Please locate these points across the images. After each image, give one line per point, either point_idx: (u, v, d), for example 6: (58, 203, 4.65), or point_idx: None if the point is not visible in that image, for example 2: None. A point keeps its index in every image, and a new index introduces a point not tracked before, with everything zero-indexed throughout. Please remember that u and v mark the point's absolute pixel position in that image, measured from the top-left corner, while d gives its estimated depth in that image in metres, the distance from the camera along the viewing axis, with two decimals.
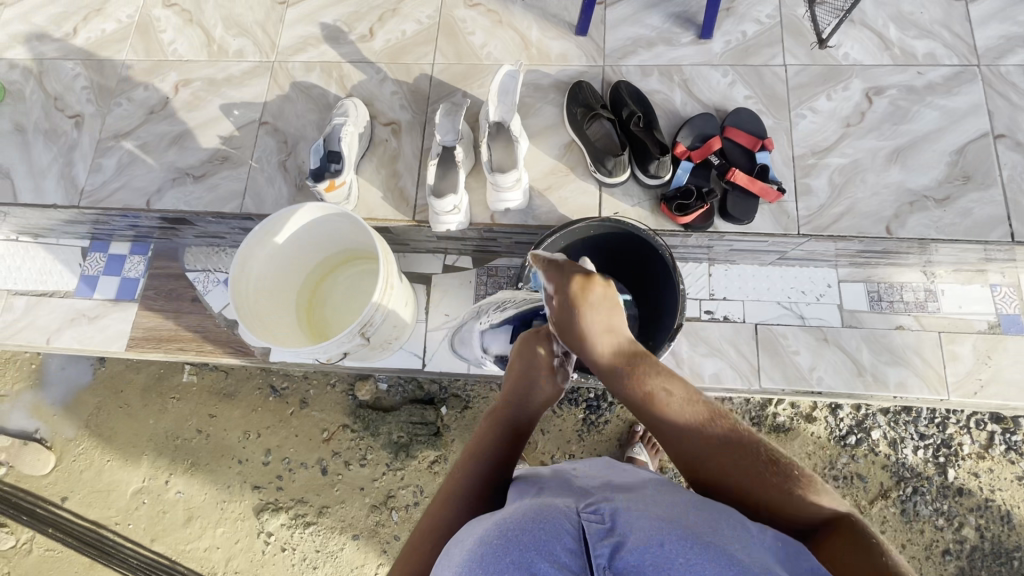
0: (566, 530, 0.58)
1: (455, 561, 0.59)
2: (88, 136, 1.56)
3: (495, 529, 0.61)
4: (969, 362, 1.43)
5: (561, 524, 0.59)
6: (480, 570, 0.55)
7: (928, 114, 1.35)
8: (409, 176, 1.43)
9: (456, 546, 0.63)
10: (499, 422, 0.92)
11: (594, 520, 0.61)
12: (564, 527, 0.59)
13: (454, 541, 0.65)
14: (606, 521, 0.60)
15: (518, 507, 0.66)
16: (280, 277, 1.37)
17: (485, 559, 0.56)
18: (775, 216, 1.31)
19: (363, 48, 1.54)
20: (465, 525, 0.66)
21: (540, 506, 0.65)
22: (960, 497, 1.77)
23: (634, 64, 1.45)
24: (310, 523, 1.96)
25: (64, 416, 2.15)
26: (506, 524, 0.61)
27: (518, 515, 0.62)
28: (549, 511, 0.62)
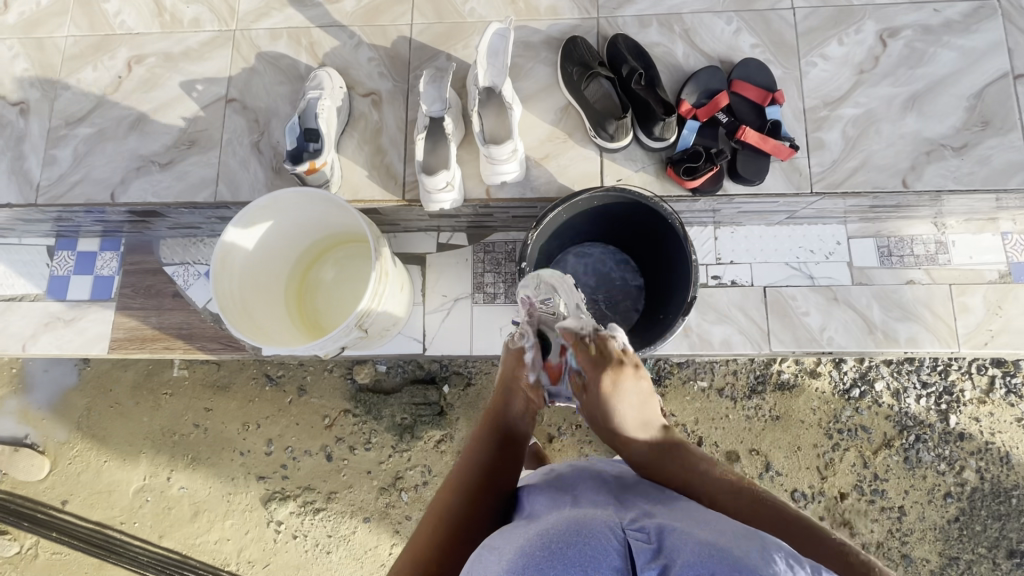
0: (611, 546, 0.57)
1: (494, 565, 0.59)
2: (37, 125, 1.42)
3: (534, 540, 0.60)
4: (980, 313, 1.41)
5: (606, 541, 0.58)
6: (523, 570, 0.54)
7: (945, 55, 1.26)
8: (395, 151, 1.33)
9: (492, 553, 0.63)
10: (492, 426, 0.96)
11: (640, 540, 0.60)
12: (609, 540, 0.59)
13: (488, 547, 0.66)
14: (650, 543, 0.59)
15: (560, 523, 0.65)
16: (266, 268, 1.29)
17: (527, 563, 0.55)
18: (787, 174, 1.24)
19: (333, 10, 1.40)
20: (498, 534, 0.67)
21: (584, 523, 0.64)
22: (961, 441, 1.79)
23: (631, 15, 1.33)
24: (319, 509, 1.95)
25: (54, 419, 2.07)
26: (549, 534, 0.60)
27: (562, 528, 0.61)
28: (592, 528, 0.61)
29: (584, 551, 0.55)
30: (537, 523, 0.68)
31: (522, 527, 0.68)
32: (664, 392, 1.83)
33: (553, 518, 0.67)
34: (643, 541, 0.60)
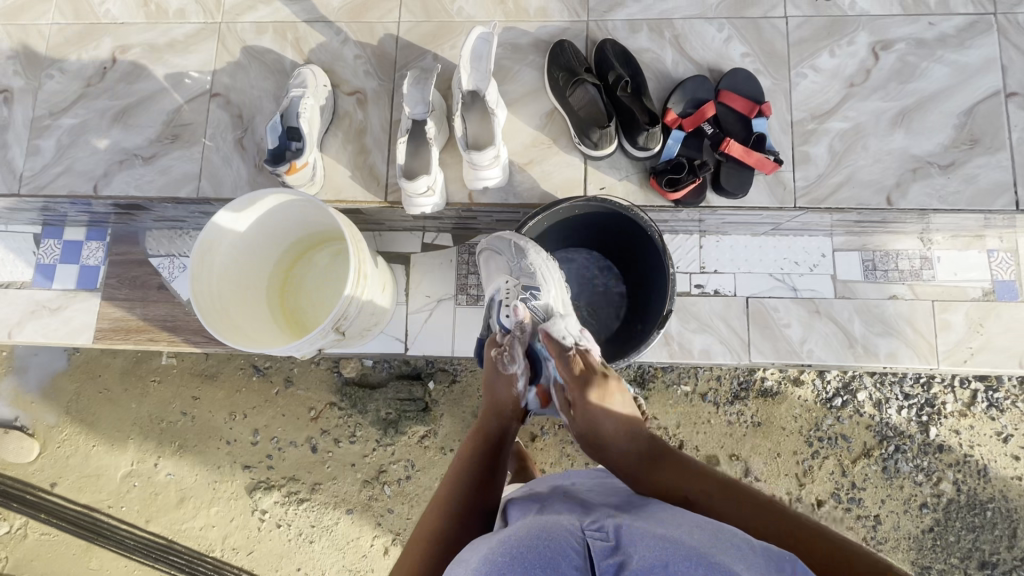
0: (571, 549, 0.62)
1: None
2: (20, 114, 1.41)
3: (500, 549, 0.63)
4: (961, 330, 1.40)
5: (566, 543, 0.63)
6: None
7: (937, 70, 1.25)
8: (379, 152, 1.32)
9: (461, 564, 0.65)
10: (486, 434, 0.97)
11: (598, 541, 0.64)
12: (570, 546, 0.62)
13: (459, 560, 0.67)
14: (609, 540, 0.64)
15: (523, 527, 0.68)
16: (248, 268, 1.29)
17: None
18: (771, 188, 1.23)
19: (320, 5, 1.38)
20: (468, 547, 0.68)
21: (546, 526, 0.68)
22: (940, 453, 1.81)
23: (620, 19, 1.31)
24: (304, 500, 1.98)
25: (43, 403, 2.10)
26: (514, 544, 0.63)
27: (525, 536, 0.64)
28: (555, 531, 0.65)
29: (545, 557, 0.60)
30: (503, 530, 0.70)
31: (489, 537, 0.70)
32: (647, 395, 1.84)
33: (520, 524, 0.70)
34: (603, 539, 0.64)
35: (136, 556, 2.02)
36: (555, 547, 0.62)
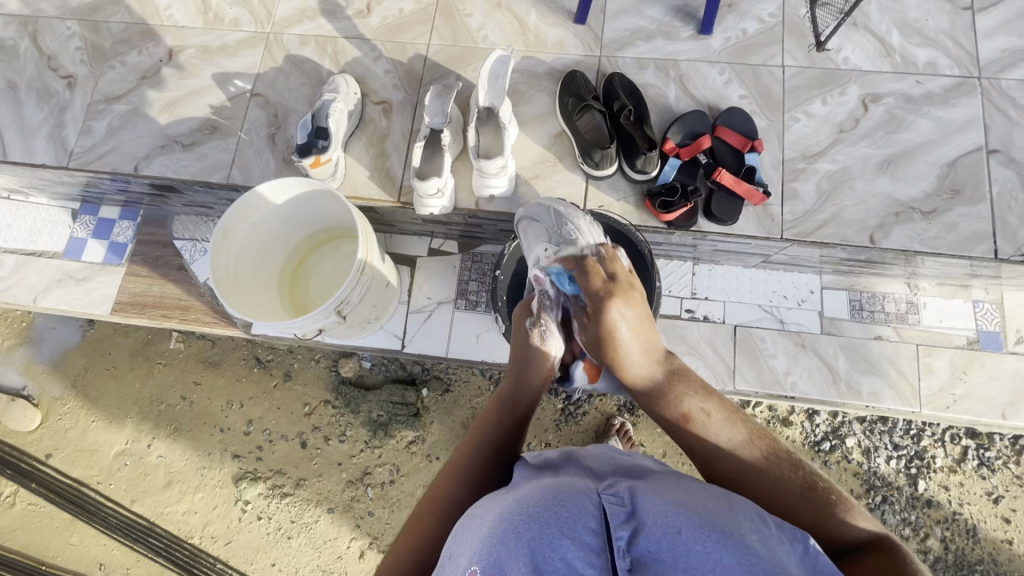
0: (588, 508, 0.62)
1: (473, 535, 0.63)
2: (79, 98, 1.56)
3: (515, 507, 0.64)
4: (945, 376, 1.43)
5: (583, 503, 0.63)
6: (508, 542, 0.58)
7: (922, 124, 1.33)
8: (397, 156, 1.43)
9: (475, 518, 0.66)
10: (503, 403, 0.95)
11: (614, 503, 0.64)
12: (585, 506, 0.63)
13: (473, 513, 0.69)
14: (625, 506, 0.64)
15: (538, 487, 0.70)
16: (264, 251, 1.38)
17: (506, 532, 0.60)
18: (759, 218, 1.30)
19: (360, 25, 1.53)
20: (481, 503, 0.70)
21: (561, 487, 0.69)
22: (928, 508, 1.78)
23: (630, 56, 1.44)
24: (287, 494, 1.99)
25: (52, 375, 2.17)
26: (528, 502, 0.64)
27: (541, 495, 0.66)
28: (569, 492, 0.66)
29: (565, 516, 0.60)
30: (516, 490, 0.71)
31: (501, 494, 0.72)
32: (635, 421, 1.88)
33: (532, 485, 0.71)
34: (618, 502, 0.65)
35: (116, 536, 2.04)
36: (573, 508, 0.62)
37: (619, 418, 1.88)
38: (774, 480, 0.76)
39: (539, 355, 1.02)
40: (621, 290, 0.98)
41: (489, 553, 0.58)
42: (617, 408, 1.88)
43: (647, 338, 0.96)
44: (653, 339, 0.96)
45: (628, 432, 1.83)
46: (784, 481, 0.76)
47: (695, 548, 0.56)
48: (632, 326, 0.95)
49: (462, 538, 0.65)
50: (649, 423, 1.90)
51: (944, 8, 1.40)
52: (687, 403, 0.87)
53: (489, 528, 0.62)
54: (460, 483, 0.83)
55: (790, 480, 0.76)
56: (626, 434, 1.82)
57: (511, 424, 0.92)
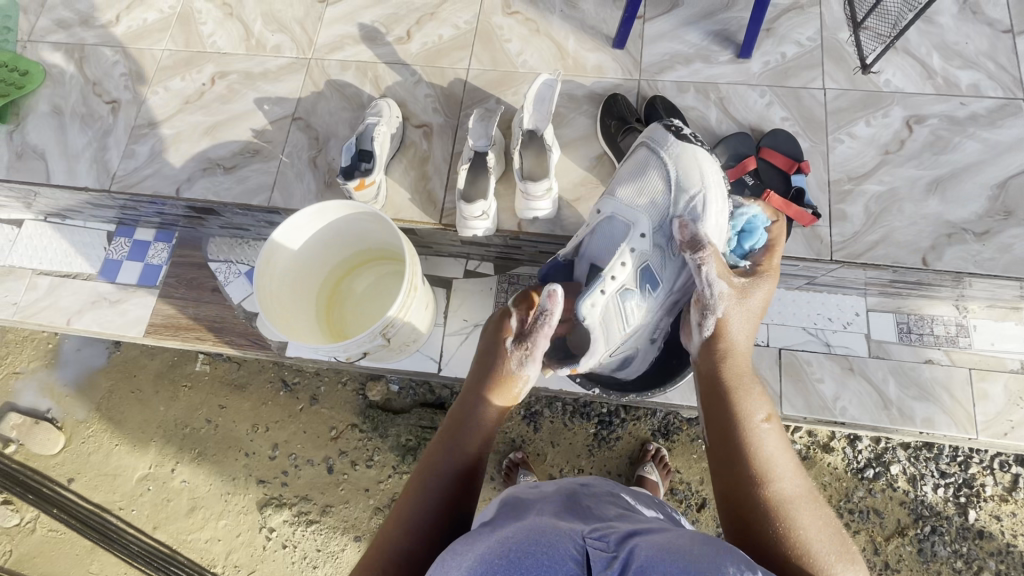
0: (569, 553, 0.62)
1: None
2: (122, 122, 1.58)
3: (497, 551, 0.64)
4: (999, 402, 1.39)
5: (564, 547, 0.63)
6: None
7: (969, 145, 1.32)
8: (438, 178, 1.43)
9: (457, 557, 0.66)
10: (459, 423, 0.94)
11: (599, 549, 0.64)
12: (569, 553, 0.62)
13: (452, 551, 0.68)
14: (609, 551, 0.64)
15: (523, 528, 0.69)
16: (304, 273, 1.36)
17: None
18: (808, 240, 1.29)
19: (400, 50, 1.55)
20: (461, 540, 0.70)
21: (548, 529, 0.68)
22: (979, 539, 1.71)
23: (670, 80, 1.45)
24: (313, 522, 1.95)
25: (76, 397, 2.15)
26: (512, 546, 0.64)
27: (524, 539, 0.65)
28: (553, 536, 0.66)
29: (544, 565, 0.59)
30: (499, 531, 0.71)
31: (485, 534, 0.71)
32: (671, 446, 1.84)
33: (518, 527, 0.71)
34: (601, 548, 0.64)
35: (138, 564, 1.99)
36: (552, 555, 0.61)
37: (654, 443, 1.84)
38: (800, 522, 0.81)
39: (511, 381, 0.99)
40: (773, 276, 1.12)
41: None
42: (652, 433, 1.84)
43: (745, 337, 1.04)
44: (746, 349, 1.04)
45: (665, 458, 1.77)
46: (813, 528, 0.81)
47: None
48: (743, 334, 1.04)
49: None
50: (685, 448, 1.86)
51: (984, 31, 1.41)
52: (755, 407, 0.93)
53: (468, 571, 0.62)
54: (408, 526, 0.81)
55: (803, 486, 0.86)
56: (663, 460, 1.77)
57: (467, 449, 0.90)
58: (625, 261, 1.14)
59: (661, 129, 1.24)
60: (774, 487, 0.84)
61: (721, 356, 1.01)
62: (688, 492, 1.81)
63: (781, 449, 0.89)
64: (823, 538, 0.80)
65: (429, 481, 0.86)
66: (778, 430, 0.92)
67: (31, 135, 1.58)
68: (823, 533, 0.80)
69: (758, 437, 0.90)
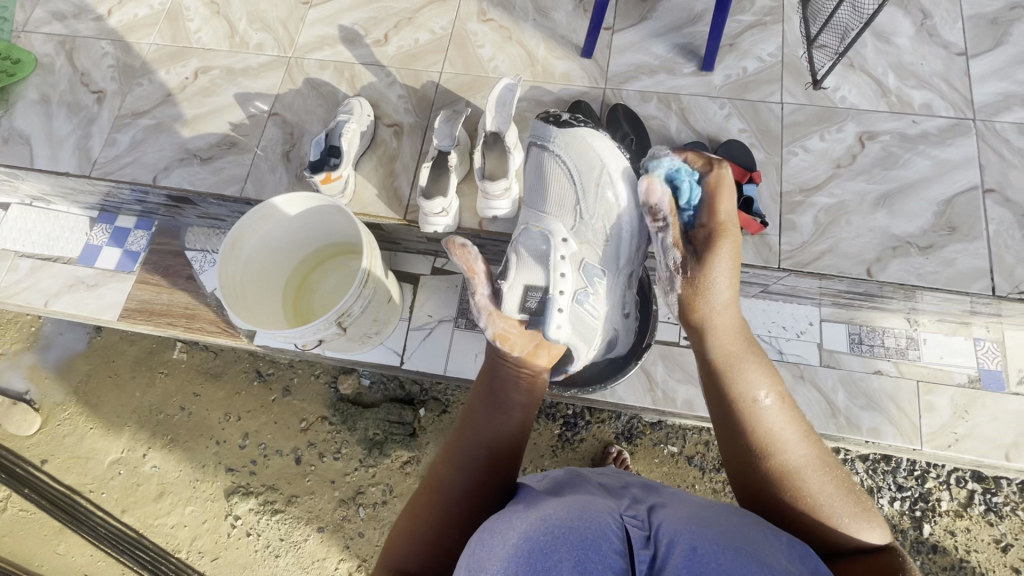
0: (610, 527, 0.70)
1: (498, 551, 0.66)
2: (107, 111, 1.63)
3: (540, 526, 0.69)
4: (946, 414, 1.41)
5: (606, 524, 0.71)
6: (537, 558, 0.63)
7: (918, 162, 1.36)
8: (406, 176, 1.48)
9: (496, 535, 0.70)
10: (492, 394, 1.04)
11: (636, 528, 0.72)
12: (611, 530, 0.69)
13: (494, 522, 0.74)
14: (644, 530, 0.72)
15: (558, 506, 0.75)
16: (271, 261, 1.41)
17: (535, 551, 0.64)
18: (757, 247, 1.32)
19: (377, 52, 1.61)
20: (499, 516, 0.75)
21: (584, 508, 0.75)
22: (933, 554, 1.72)
23: (634, 89, 1.49)
24: (278, 511, 1.97)
25: (55, 380, 2.19)
26: (553, 522, 0.69)
27: (564, 514, 0.71)
28: (593, 512, 0.74)
29: (592, 536, 0.66)
30: (537, 505, 0.77)
31: (519, 511, 0.76)
32: (633, 450, 1.86)
33: (552, 504, 0.76)
34: (638, 527, 0.72)
35: (104, 546, 2.02)
36: (597, 528, 0.69)
37: (616, 446, 1.86)
38: (809, 487, 0.82)
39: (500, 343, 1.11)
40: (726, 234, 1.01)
41: (521, 566, 0.62)
42: (614, 436, 1.87)
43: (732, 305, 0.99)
44: (735, 312, 0.98)
45: (625, 460, 1.80)
46: (821, 487, 0.82)
47: (707, 561, 0.63)
48: (730, 296, 0.98)
49: (484, 554, 0.68)
50: (646, 452, 1.88)
51: (939, 53, 1.45)
52: (752, 380, 0.91)
53: (513, 546, 0.66)
54: (455, 472, 0.93)
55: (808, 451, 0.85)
56: (623, 463, 1.80)
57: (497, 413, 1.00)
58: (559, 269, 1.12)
59: (540, 122, 1.21)
60: (778, 458, 0.84)
61: (708, 331, 0.97)
62: None
63: (782, 421, 0.87)
64: (829, 501, 0.81)
65: (469, 436, 0.98)
66: (777, 400, 0.89)
67: (19, 121, 1.64)
68: (833, 490, 0.81)
69: (761, 411, 0.88)
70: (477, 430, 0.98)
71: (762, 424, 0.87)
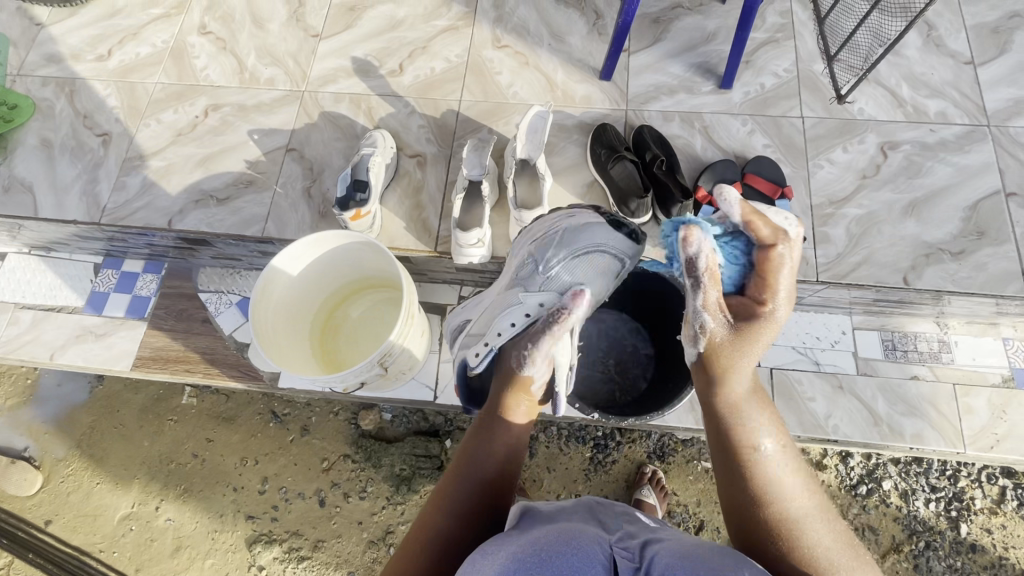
0: (597, 558, 0.71)
1: (486, 570, 0.70)
2: (113, 155, 1.57)
3: (528, 550, 0.72)
4: (985, 416, 1.42)
5: (593, 555, 0.72)
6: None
7: (941, 170, 1.39)
8: (433, 208, 1.45)
9: (486, 555, 0.73)
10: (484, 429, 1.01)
11: (625, 559, 0.72)
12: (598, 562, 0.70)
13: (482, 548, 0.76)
14: (634, 561, 0.72)
15: (553, 532, 0.77)
16: (299, 303, 1.36)
17: (520, 573, 0.68)
18: (794, 262, 1.33)
19: (393, 82, 1.59)
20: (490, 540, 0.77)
21: (576, 536, 0.76)
22: (972, 553, 1.72)
23: (655, 110, 1.50)
24: (303, 558, 1.89)
25: (55, 435, 2.08)
26: (540, 547, 0.72)
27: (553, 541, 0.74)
28: (581, 541, 0.74)
29: (575, 564, 0.69)
30: (527, 530, 0.80)
31: (512, 535, 0.78)
32: (667, 469, 1.84)
33: (544, 531, 0.78)
34: (628, 558, 0.72)
35: None
36: (583, 557, 0.71)
37: (650, 466, 1.84)
38: (816, 538, 0.82)
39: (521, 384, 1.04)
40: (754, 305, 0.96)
41: None
42: (647, 456, 1.84)
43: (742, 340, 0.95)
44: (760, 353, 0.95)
45: (661, 481, 1.77)
46: (830, 535, 0.84)
47: None
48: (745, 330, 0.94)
49: (472, 569, 0.72)
50: (680, 470, 1.86)
51: (947, 63, 1.50)
52: (755, 429, 0.91)
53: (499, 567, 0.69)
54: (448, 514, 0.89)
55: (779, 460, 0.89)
56: (660, 483, 1.77)
57: (494, 458, 0.96)
58: (518, 320, 1.11)
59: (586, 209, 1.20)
60: (788, 510, 0.85)
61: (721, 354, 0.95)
62: (685, 515, 1.80)
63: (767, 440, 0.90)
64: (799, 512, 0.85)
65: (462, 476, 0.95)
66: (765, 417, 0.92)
67: (19, 169, 1.57)
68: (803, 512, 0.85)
69: (749, 431, 0.91)
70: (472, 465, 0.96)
71: (770, 482, 0.87)
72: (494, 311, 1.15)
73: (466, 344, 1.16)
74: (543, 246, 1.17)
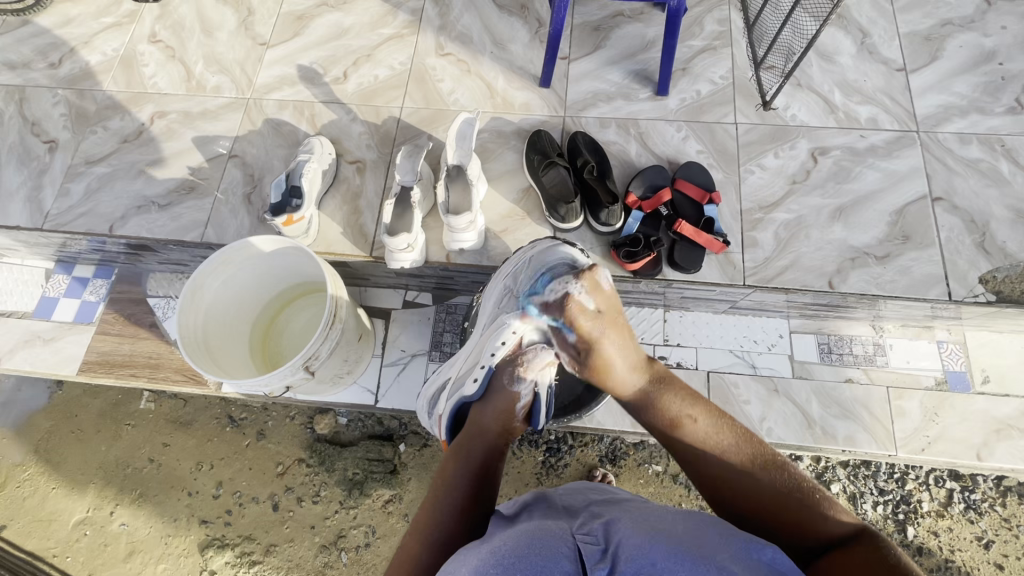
0: (562, 550, 0.69)
1: None
2: (59, 162, 1.59)
3: (492, 561, 0.68)
4: (917, 418, 1.44)
5: (558, 548, 0.69)
6: None
7: (869, 175, 1.41)
8: (370, 213, 1.47)
9: None
10: (463, 456, 0.99)
11: (590, 544, 0.71)
12: (564, 552, 0.69)
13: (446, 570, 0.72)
14: (599, 545, 0.71)
15: (515, 535, 0.74)
16: (234, 308, 1.38)
17: None
18: (721, 266, 1.34)
19: (337, 90, 1.61)
20: (454, 559, 0.73)
21: (537, 533, 0.74)
22: (919, 556, 1.70)
23: (592, 116, 1.52)
24: (255, 563, 1.89)
25: (13, 439, 2.09)
26: (505, 553, 0.69)
27: (516, 544, 0.70)
28: (544, 537, 0.72)
29: (540, 561, 0.66)
30: (490, 539, 0.76)
31: (476, 546, 0.75)
32: (617, 472, 1.84)
33: (505, 536, 0.75)
34: (592, 543, 0.71)
35: None
36: (548, 553, 0.68)
37: (601, 469, 1.84)
38: (765, 480, 0.87)
39: (501, 402, 1.06)
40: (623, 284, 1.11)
41: None
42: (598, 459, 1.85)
43: (634, 355, 1.04)
44: (634, 345, 1.05)
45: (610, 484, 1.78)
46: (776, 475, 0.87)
47: None
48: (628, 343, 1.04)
49: None
50: (631, 473, 1.86)
51: (880, 70, 1.52)
52: (675, 408, 0.99)
53: None
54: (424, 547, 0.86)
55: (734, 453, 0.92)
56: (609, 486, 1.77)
57: (471, 472, 0.96)
58: (507, 338, 1.11)
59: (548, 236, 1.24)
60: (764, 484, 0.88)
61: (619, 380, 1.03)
62: None
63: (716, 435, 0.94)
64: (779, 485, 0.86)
65: (441, 507, 0.91)
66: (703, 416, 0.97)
67: None
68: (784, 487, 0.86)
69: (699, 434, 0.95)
70: (451, 489, 0.93)
71: (706, 445, 0.94)
72: (484, 339, 1.17)
73: (461, 383, 1.14)
74: (515, 275, 1.21)
